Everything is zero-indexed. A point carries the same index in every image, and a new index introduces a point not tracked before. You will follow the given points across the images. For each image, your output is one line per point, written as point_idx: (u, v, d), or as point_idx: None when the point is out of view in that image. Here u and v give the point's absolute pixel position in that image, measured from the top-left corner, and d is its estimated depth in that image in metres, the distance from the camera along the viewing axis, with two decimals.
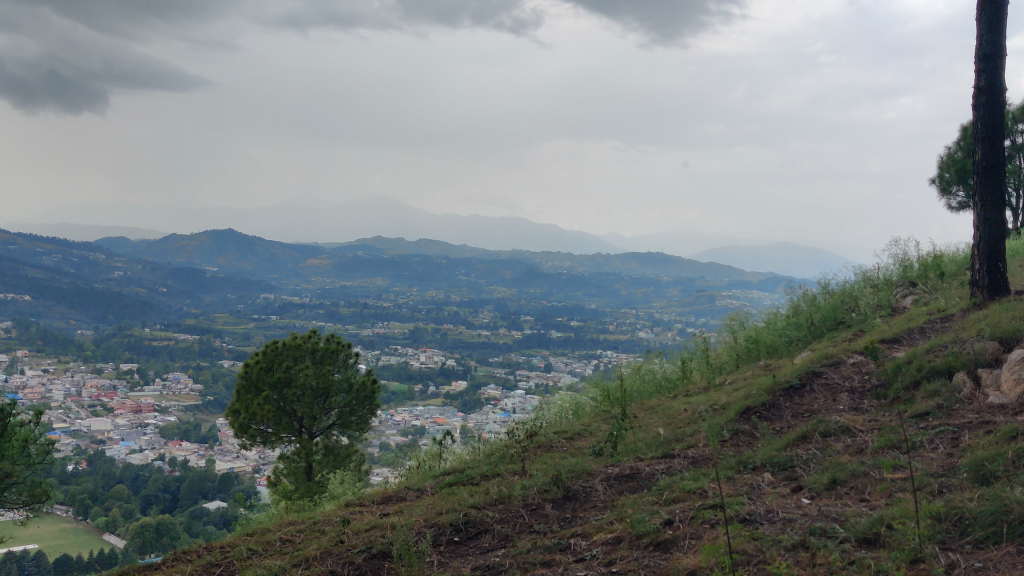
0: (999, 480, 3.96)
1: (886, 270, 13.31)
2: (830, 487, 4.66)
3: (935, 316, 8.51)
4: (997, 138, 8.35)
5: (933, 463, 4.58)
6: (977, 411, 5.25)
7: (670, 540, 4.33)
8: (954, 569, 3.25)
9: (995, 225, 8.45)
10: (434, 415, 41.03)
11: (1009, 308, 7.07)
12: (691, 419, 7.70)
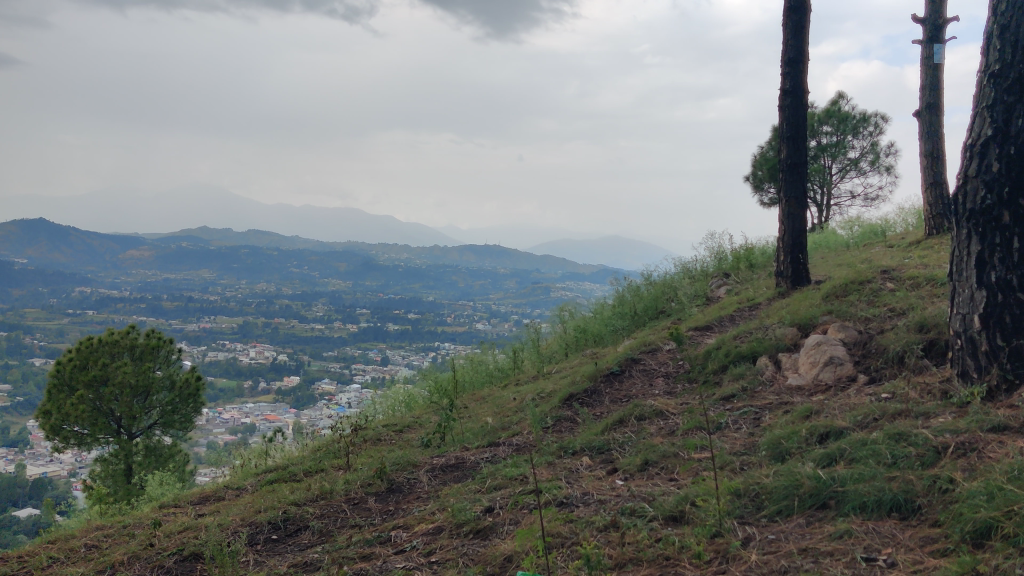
0: (793, 457, 4.20)
1: (703, 262, 13.97)
2: (642, 468, 4.82)
3: (744, 304, 9.00)
4: (800, 138, 8.89)
5: (736, 442, 4.81)
6: (777, 393, 5.57)
7: (488, 527, 4.35)
8: (750, 541, 3.41)
9: (798, 219, 9.01)
10: (266, 411, 39.88)
11: (809, 297, 7.56)
12: (516, 408, 7.80)
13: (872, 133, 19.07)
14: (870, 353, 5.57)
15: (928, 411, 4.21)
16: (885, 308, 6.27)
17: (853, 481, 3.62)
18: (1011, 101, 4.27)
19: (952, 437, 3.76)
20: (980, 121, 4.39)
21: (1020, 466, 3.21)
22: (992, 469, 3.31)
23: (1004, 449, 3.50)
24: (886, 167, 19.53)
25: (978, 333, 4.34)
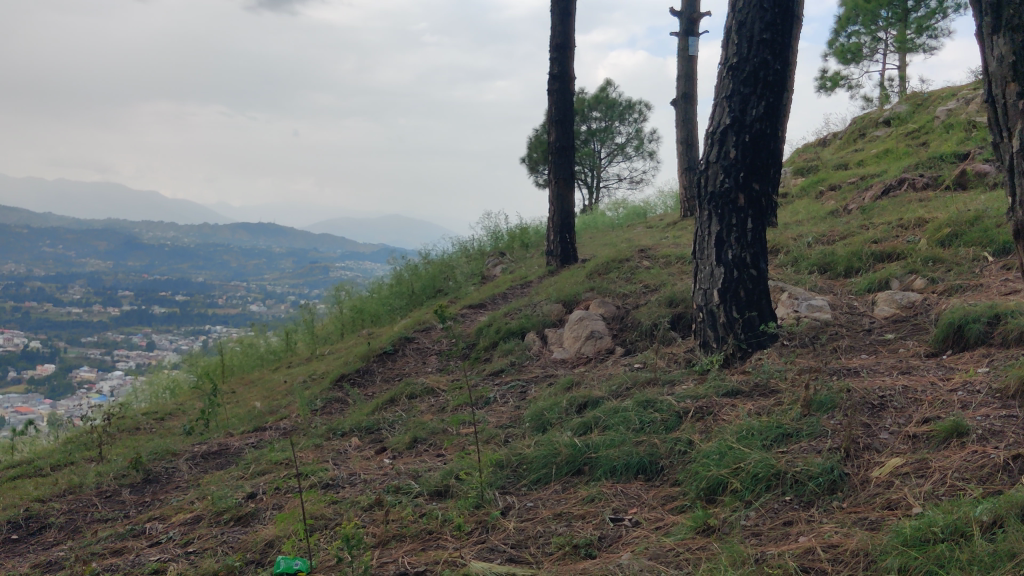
0: (554, 427, 4.37)
1: (479, 241, 14.20)
2: (411, 445, 4.84)
3: (516, 283, 9.23)
4: (568, 121, 9.20)
5: (501, 416, 4.95)
6: (542, 366, 5.77)
7: (250, 513, 4.23)
8: (510, 510, 3.52)
9: (566, 200, 9.33)
10: (13, 403, 36.56)
11: (574, 275, 7.87)
12: (287, 392, 7.61)
13: (637, 119, 20.17)
14: (626, 327, 5.88)
15: (674, 378, 4.52)
16: (641, 284, 6.63)
17: (605, 447, 3.81)
18: (747, 93, 4.63)
19: (693, 402, 4.05)
20: (720, 109, 4.71)
21: (747, 426, 3.50)
22: (725, 430, 3.59)
23: (736, 411, 3.81)
24: (649, 152, 20.68)
25: (716, 306, 4.68)
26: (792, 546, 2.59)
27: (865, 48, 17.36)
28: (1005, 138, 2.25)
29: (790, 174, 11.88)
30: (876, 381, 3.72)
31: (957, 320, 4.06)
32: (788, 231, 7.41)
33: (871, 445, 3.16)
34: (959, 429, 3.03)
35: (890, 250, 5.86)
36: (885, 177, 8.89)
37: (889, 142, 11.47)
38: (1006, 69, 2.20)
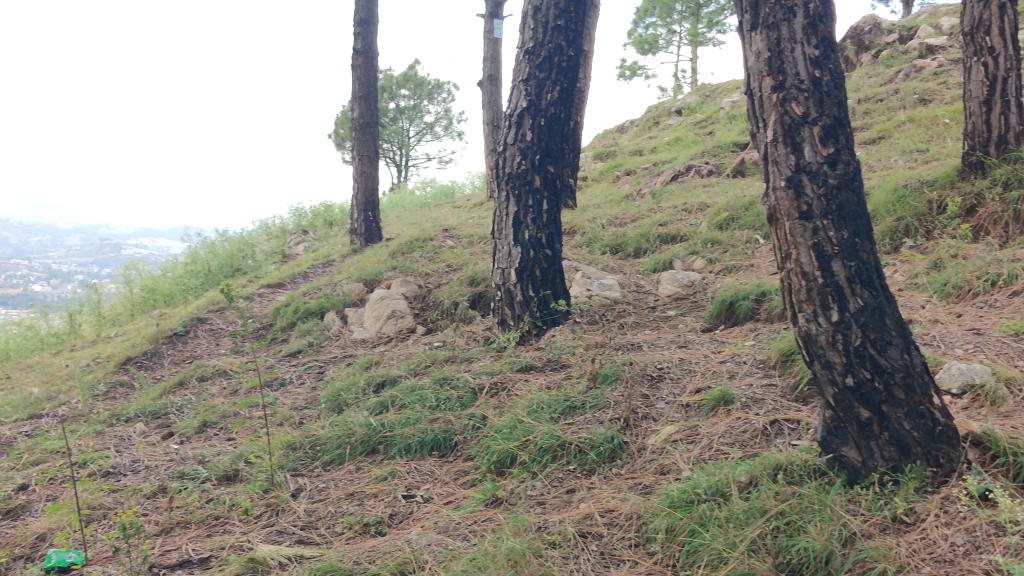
0: (349, 408, 4.34)
1: (281, 219, 13.81)
2: (200, 430, 4.67)
3: (318, 261, 9.06)
4: (371, 98, 9.10)
5: (297, 397, 4.86)
6: (342, 346, 5.70)
7: (20, 507, 3.94)
8: (302, 492, 3.48)
9: (370, 177, 9.23)
10: None
11: (377, 253, 7.81)
12: (66, 377, 7.12)
13: (445, 99, 20.23)
14: (427, 306, 5.91)
15: (471, 355, 4.59)
16: (443, 263, 6.68)
17: (400, 426, 3.82)
18: (542, 77, 4.74)
19: (487, 378, 4.13)
20: (517, 92, 4.78)
21: (536, 399, 3.61)
22: (516, 405, 3.70)
23: (528, 386, 3.93)
24: (457, 133, 20.80)
25: (513, 285, 4.77)
26: (573, 513, 2.70)
27: (661, 39, 18.17)
28: (761, 129, 2.41)
29: (590, 158, 12.30)
30: (656, 355, 3.94)
31: (730, 298, 4.37)
32: (584, 213, 7.67)
33: (649, 414, 3.34)
34: (725, 398, 3.26)
35: (675, 232, 6.20)
36: (675, 163, 9.38)
37: (680, 130, 12.09)
38: (762, 64, 2.34)
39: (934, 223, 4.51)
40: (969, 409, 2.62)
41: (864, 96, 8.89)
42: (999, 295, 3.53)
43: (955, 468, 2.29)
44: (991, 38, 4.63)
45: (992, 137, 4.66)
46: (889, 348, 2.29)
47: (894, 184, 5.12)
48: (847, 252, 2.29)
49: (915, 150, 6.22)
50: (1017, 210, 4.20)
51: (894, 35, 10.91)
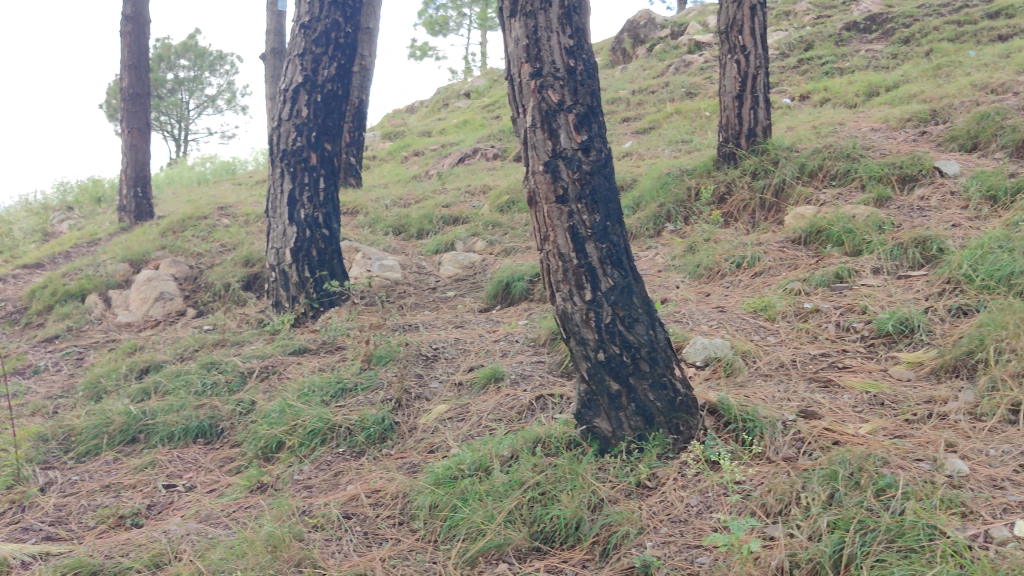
0: (109, 395, 4.09)
1: (43, 195, 12.75)
2: None
3: (82, 241, 8.45)
4: (142, 68, 8.57)
5: (51, 386, 4.53)
6: (104, 331, 5.36)
7: None
8: (51, 487, 3.25)
9: (140, 151, 8.71)
10: None
11: (147, 232, 7.38)
12: None
13: (228, 72, 19.38)
14: (199, 288, 5.66)
15: (244, 339, 4.46)
16: (217, 243, 6.41)
17: (162, 414, 3.65)
18: (319, 53, 4.62)
19: (258, 362, 4.02)
20: (291, 68, 4.62)
21: (307, 382, 3.53)
22: (287, 389, 3.62)
23: (301, 369, 3.86)
24: (241, 107, 19.98)
25: (289, 266, 4.64)
26: (339, 495, 2.66)
27: (451, 21, 18.23)
28: (521, 114, 2.36)
29: (378, 137, 12.18)
30: (431, 336, 3.97)
31: (506, 279, 4.46)
32: (368, 193, 7.59)
33: (422, 394, 3.35)
34: (496, 375, 3.32)
35: (456, 214, 6.27)
36: (461, 146, 9.48)
37: (468, 113, 12.21)
38: (520, 50, 2.29)
39: (693, 209, 4.81)
40: (710, 380, 2.83)
41: (638, 88, 9.33)
42: (744, 276, 3.83)
43: (694, 435, 2.44)
44: (743, 37, 4.85)
45: (742, 130, 4.95)
46: (636, 324, 2.38)
47: (659, 172, 5.41)
48: (599, 235, 2.33)
49: (681, 141, 6.60)
50: (763, 198, 4.57)
51: (667, 30, 11.52)
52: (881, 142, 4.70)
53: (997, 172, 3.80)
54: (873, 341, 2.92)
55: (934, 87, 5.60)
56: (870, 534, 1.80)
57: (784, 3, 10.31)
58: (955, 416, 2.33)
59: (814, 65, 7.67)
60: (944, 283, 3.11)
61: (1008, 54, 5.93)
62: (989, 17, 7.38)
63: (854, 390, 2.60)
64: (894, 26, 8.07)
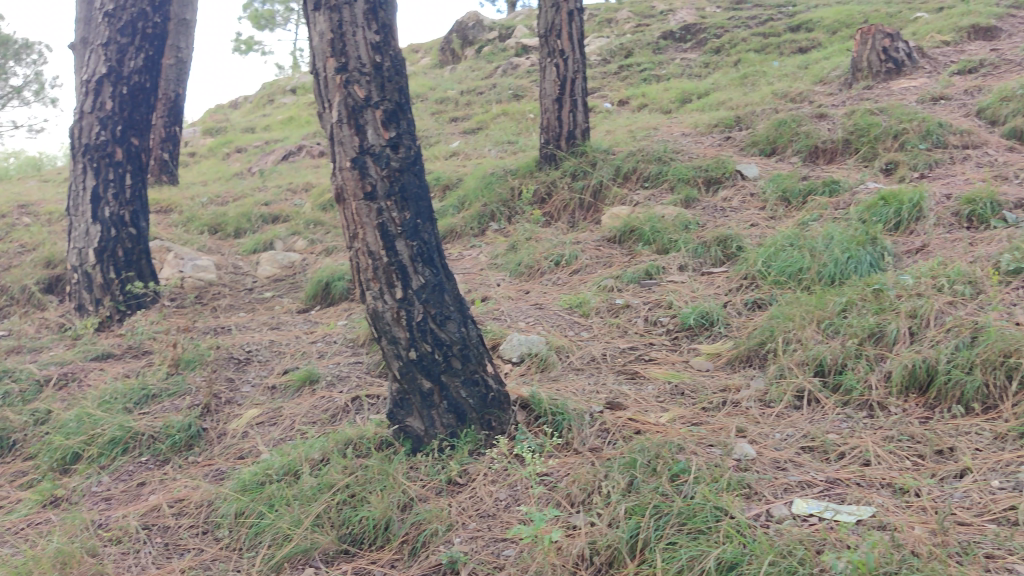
0: None
1: None
2: None
3: None
4: None
5: None
6: None
7: None
8: None
9: None
10: None
11: None
12: None
13: (34, 62, 18.13)
14: None
15: (42, 345, 4.17)
16: (15, 243, 5.97)
17: None
18: (124, 43, 4.39)
19: (56, 369, 3.78)
20: (94, 58, 4.37)
21: (109, 390, 3.34)
22: (86, 396, 3.41)
23: (102, 376, 3.65)
24: (50, 99, 18.73)
25: (92, 267, 4.38)
26: (139, 506, 2.54)
27: (279, 16, 17.75)
28: (326, 109, 2.26)
29: (198, 133, 11.70)
30: (245, 338, 3.85)
31: (326, 278, 4.38)
32: (184, 191, 7.27)
33: (233, 398, 3.24)
34: (311, 377, 3.25)
35: (277, 213, 6.12)
36: (286, 143, 9.24)
37: (294, 110, 11.93)
38: (325, 44, 2.19)
39: (515, 208, 4.87)
40: (524, 375, 2.87)
41: (466, 89, 9.39)
42: (561, 273, 3.91)
43: (505, 429, 2.47)
44: (561, 42, 4.89)
45: (562, 132, 5.04)
46: (448, 322, 2.37)
47: (483, 171, 5.46)
48: (410, 232, 2.28)
49: (506, 142, 6.68)
50: (581, 198, 4.69)
51: (494, 33, 11.65)
52: (691, 146, 4.92)
53: (791, 175, 4.04)
54: (677, 334, 3.06)
55: (740, 95, 5.91)
56: (663, 518, 1.85)
57: (606, 11, 10.64)
58: (747, 403, 2.46)
59: (633, 72, 7.95)
60: (743, 279, 3.29)
61: (806, 66, 6.34)
62: (791, 30, 7.87)
63: (657, 380, 2.72)
64: (707, 36, 8.47)
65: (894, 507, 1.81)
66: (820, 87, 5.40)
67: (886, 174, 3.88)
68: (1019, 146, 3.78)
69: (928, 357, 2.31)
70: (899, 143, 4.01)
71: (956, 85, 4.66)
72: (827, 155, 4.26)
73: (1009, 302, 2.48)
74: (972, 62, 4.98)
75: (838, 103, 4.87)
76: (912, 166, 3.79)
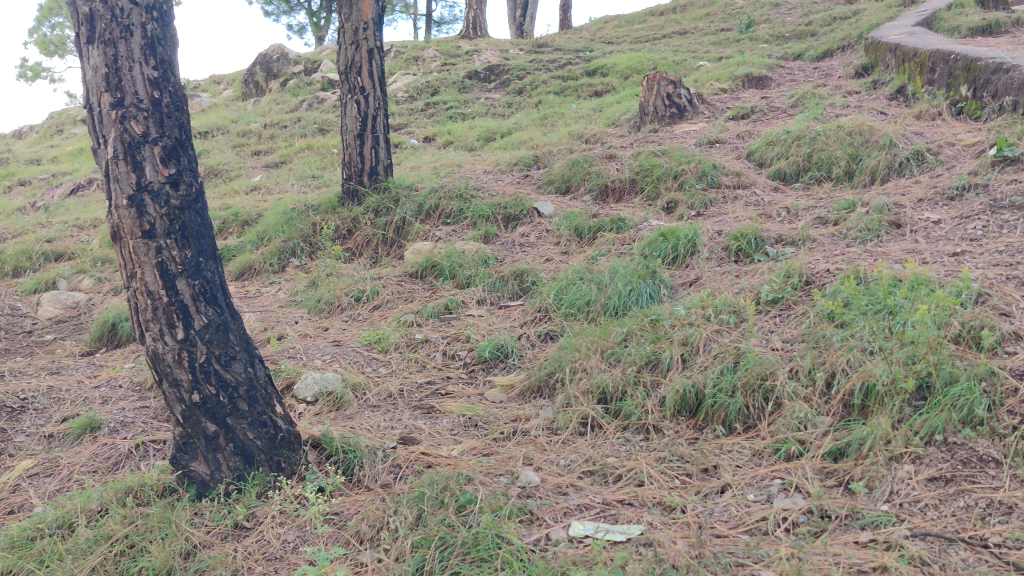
0: None
1: None
2: None
3: None
4: None
5: None
6: None
7: None
8: None
9: None
10: None
11: None
12: None
13: None
14: None
15: None
16: None
17: None
18: None
19: None
20: None
21: None
22: None
23: None
24: None
25: None
26: None
27: (70, 42, 16.81)
28: (100, 144, 2.18)
29: None
30: (21, 384, 3.61)
31: (112, 319, 4.18)
32: None
33: (4, 450, 3.02)
34: (92, 424, 3.09)
35: (62, 250, 5.78)
36: (75, 176, 8.74)
37: (86, 141, 11.33)
38: (98, 78, 2.10)
39: (317, 244, 4.83)
40: (318, 414, 2.85)
41: (270, 122, 9.24)
42: (362, 309, 3.91)
43: (294, 470, 2.45)
44: (362, 79, 4.87)
45: (364, 168, 5.06)
46: (233, 363, 2.34)
47: (284, 206, 5.38)
48: (191, 271, 2.24)
49: (310, 176, 6.62)
50: (384, 234, 4.71)
51: (300, 66, 11.54)
52: (491, 184, 5.06)
53: (583, 212, 4.24)
54: (473, 367, 3.13)
55: (539, 135, 6.15)
56: (448, 549, 1.89)
57: (413, 49, 10.79)
58: (535, 432, 2.56)
59: (438, 110, 8.10)
60: (536, 311, 3.42)
61: (600, 109, 6.68)
62: (587, 74, 8.28)
63: (451, 414, 2.77)
64: (509, 77, 8.77)
65: (661, 524, 1.93)
66: (612, 129, 5.71)
67: (668, 213, 4.15)
68: (782, 187, 4.14)
69: (697, 382, 2.49)
70: (679, 183, 4.30)
71: (730, 130, 5.05)
72: (615, 195, 4.50)
73: (767, 329, 2.71)
74: (745, 108, 5.41)
75: (627, 145, 5.17)
76: (690, 205, 4.07)
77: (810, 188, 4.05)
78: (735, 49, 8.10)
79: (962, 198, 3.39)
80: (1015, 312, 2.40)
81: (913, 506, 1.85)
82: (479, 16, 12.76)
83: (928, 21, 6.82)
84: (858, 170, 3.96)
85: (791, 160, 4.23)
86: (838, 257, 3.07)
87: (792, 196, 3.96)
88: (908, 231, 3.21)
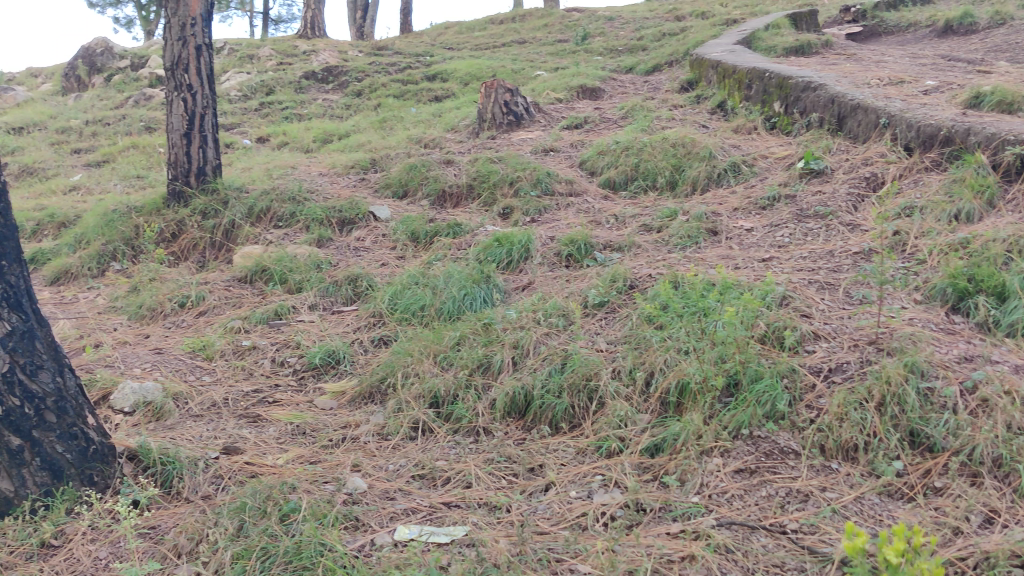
0: None
1: None
2: None
3: None
4: None
5: None
6: None
7: None
8: None
9: None
10: None
11: None
12: None
13: None
14: None
15: None
16: None
17: None
18: None
19: None
20: None
21: None
22: None
23: None
24: None
25: None
26: None
27: None
28: None
29: None
30: None
31: None
32: None
33: None
34: None
35: None
36: None
37: None
38: None
39: (139, 248, 4.62)
40: (137, 425, 2.72)
41: (92, 118, 8.78)
42: (187, 315, 3.78)
43: (108, 484, 2.35)
44: (188, 76, 4.69)
45: (191, 169, 4.89)
46: (39, 373, 2.21)
47: (104, 208, 5.12)
48: None
49: (134, 176, 6.33)
50: (212, 237, 4.57)
51: (126, 61, 11.01)
52: (325, 186, 5.00)
53: (419, 217, 4.25)
54: (303, 374, 3.08)
55: (377, 139, 6.11)
56: (270, 559, 1.86)
57: (248, 47, 10.50)
58: (365, 437, 2.54)
59: (274, 110, 7.92)
60: (369, 317, 3.40)
61: (438, 114, 6.71)
62: (427, 78, 8.30)
63: (279, 422, 2.72)
64: (348, 79, 8.67)
65: (485, 524, 1.96)
66: (449, 135, 5.74)
67: (502, 218, 4.21)
68: (611, 195, 4.29)
69: (525, 384, 2.55)
70: (514, 190, 4.37)
71: (564, 138, 5.19)
72: (452, 200, 4.53)
73: (592, 332, 2.81)
74: (578, 118, 5.57)
75: (463, 150, 5.22)
76: (524, 211, 4.15)
77: (636, 196, 4.21)
78: (571, 60, 8.32)
79: (773, 208, 3.61)
80: (815, 314, 2.58)
81: (721, 496, 1.96)
82: (318, 17, 12.56)
83: (748, 40, 7.23)
84: (680, 180, 4.15)
85: (620, 170, 4.39)
86: (658, 263, 3.21)
87: (620, 204, 4.11)
88: (724, 238, 3.40)
